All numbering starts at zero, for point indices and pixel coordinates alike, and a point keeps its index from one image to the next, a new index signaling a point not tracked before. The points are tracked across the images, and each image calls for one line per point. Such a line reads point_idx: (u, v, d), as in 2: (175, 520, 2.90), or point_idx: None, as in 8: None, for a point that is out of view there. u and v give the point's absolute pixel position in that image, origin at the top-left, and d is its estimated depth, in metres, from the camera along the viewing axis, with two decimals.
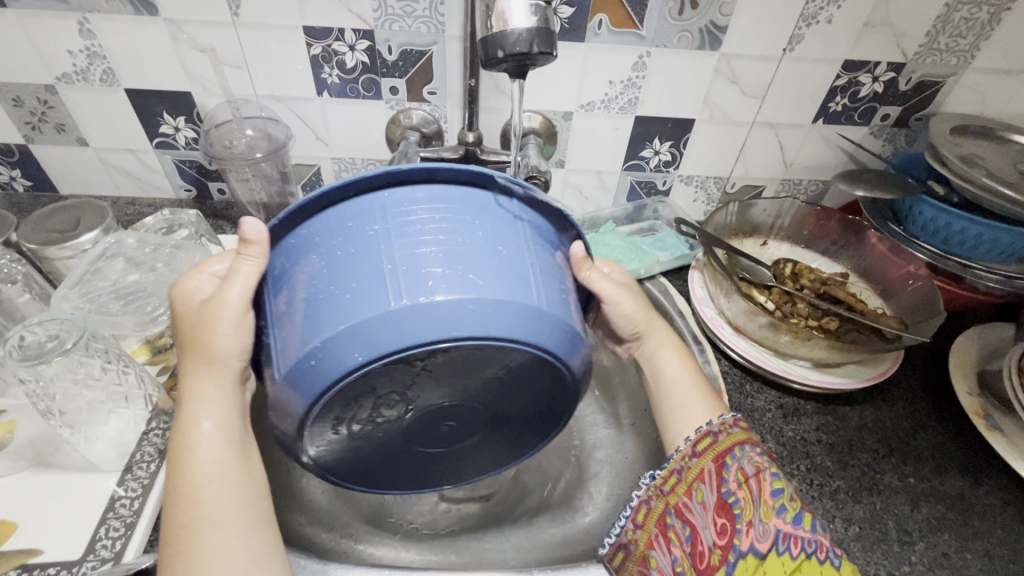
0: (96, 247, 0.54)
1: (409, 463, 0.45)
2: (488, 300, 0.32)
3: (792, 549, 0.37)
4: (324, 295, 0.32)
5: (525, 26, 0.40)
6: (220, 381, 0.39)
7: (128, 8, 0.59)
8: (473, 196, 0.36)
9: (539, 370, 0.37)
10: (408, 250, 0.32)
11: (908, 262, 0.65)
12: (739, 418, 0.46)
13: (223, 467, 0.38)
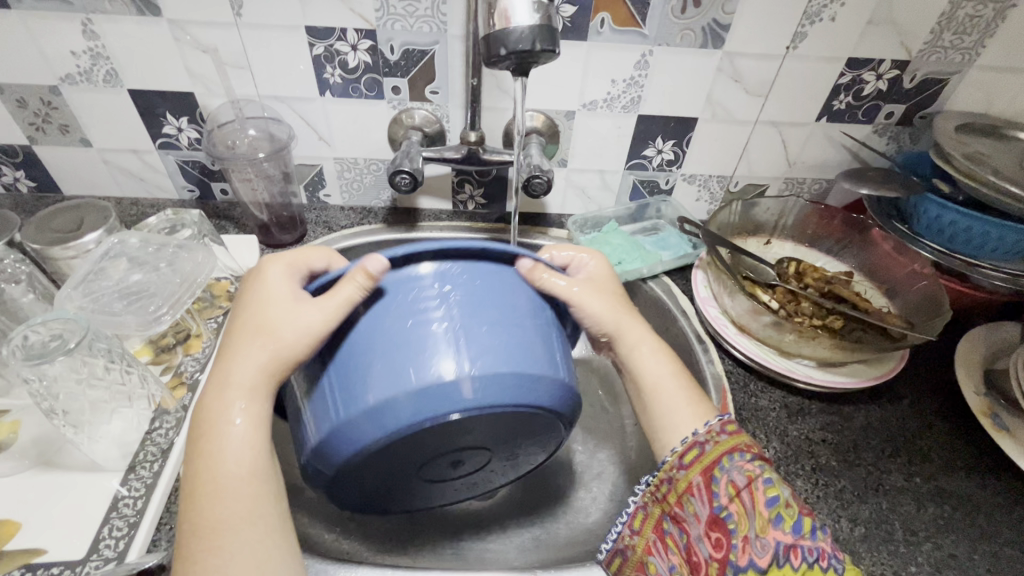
0: (100, 247, 0.52)
1: (415, 496, 0.48)
2: (491, 376, 0.36)
3: (792, 561, 0.38)
4: (346, 376, 0.37)
5: (527, 24, 0.40)
6: (263, 376, 0.40)
7: (131, 9, 0.60)
8: (451, 267, 0.40)
9: (541, 416, 0.41)
10: (419, 330, 0.37)
11: (912, 260, 0.65)
12: (726, 421, 0.45)
13: (255, 463, 0.38)
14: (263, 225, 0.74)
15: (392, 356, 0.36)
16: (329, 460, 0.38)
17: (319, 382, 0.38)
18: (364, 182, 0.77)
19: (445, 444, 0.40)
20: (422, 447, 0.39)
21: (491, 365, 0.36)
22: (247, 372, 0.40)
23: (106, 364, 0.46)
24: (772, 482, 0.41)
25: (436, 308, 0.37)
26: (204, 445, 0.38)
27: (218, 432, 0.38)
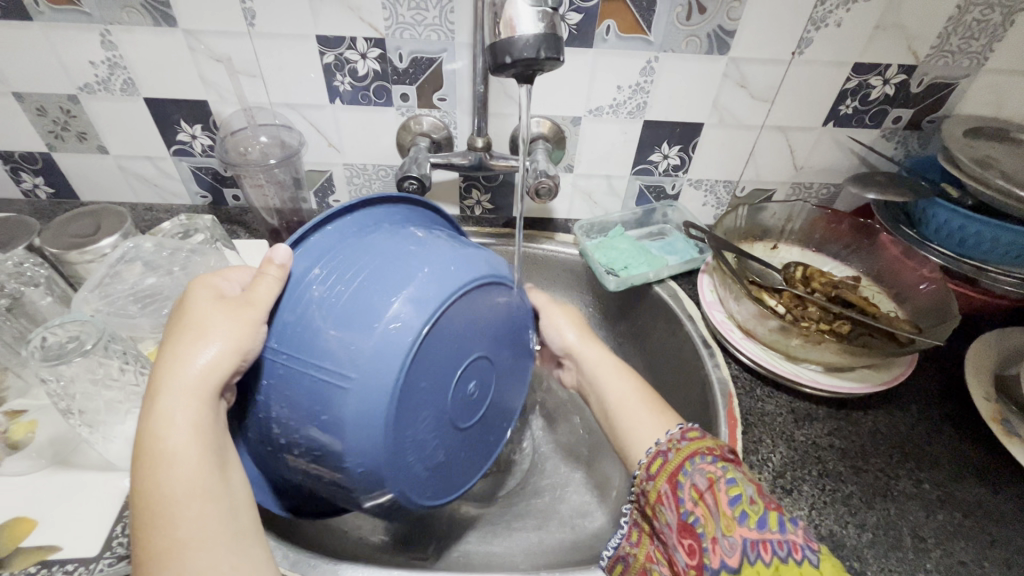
0: (116, 251, 0.53)
1: (457, 470, 0.45)
2: (434, 266, 0.39)
3: (763, 557, 0.36)
4: (311, 350, 0.36)
5: (532, 32, 0.40)
6: (196, 391, 0.35)
7: (148, 20, 0.61)
8: (329, 241, 0.41)
9: (487, 303, 0.43)
10: (349, 281, 0.38)
11: (921, 265, 0.64)
12: (686, 429, 0.46)
13: (205, 481, 0.34)
14: (274, 230, 0.75)
15: (349, 309, 0.36)
16: (358, 431, 0.35)
17: (276, 372, 0.37)
18: (373, 188, 0.78)
19: (449, 370, 0.39)
20: (430, 387, 0.38)
21: (428, 263, 0.39)
22: (180, 378, 0.35)
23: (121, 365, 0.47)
24: (734, 481, 0.40)
25: (351, 261, 0.39)
26: (143, 466, 0.34)
27: (156, 453, 0.34)
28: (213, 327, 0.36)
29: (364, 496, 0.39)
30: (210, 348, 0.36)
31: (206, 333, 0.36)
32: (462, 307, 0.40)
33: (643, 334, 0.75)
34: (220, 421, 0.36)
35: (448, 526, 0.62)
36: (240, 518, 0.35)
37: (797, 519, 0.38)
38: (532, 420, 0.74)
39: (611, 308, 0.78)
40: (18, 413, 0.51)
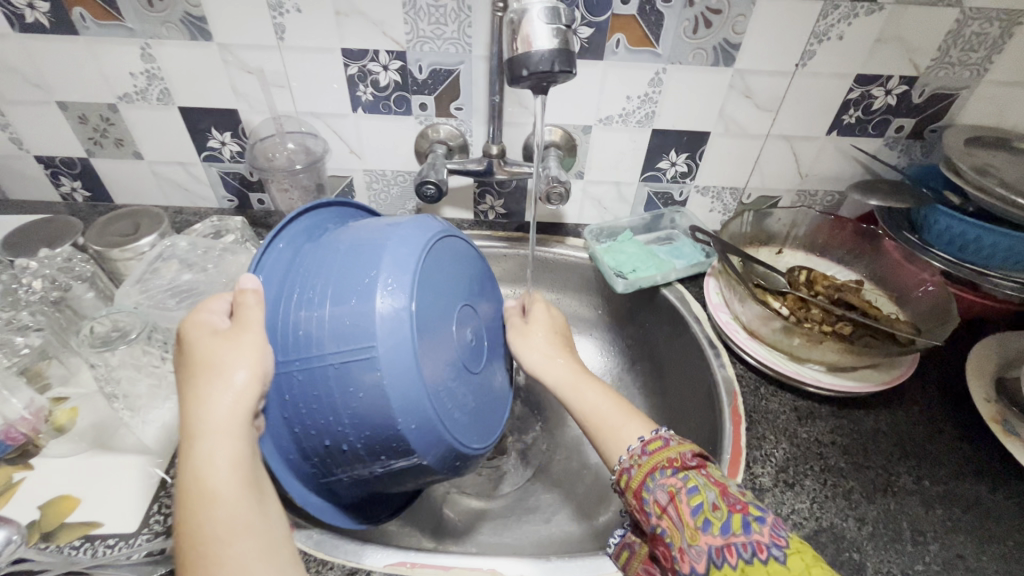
0: (154, 250, 0.58)
1: (487, 429, 0.47)
2: (391, 238, 0.44)
3: (729, 562, 0.39)
4: (322, 343, 0.38)
5: (548, 47, 0.43)
6: (228, 427, 0.36)
7: (185, 34, 0.65)
8: (287, 270, 0.43)
9: (446, 255, 0.48)
10: (325, 279, 0.41)
11: (922, 269, 0.66)
12: (647, 441, 0.48)
13: (246, 515, 0.36)
14: None
15: (340, 295, 0.39)
16: (398, 386, 0.38)
17: (294, 378, 0.39)
18: (391, 193, 0.82)
19: (445, 323, 0.44)
20: (439, 341, 0.42)
21: (385, 238, 0.44)
22: (210, 417, 0.36)
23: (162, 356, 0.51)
24: (695, 489, 0.42)
25: (319, 268, 0.42)
26: (187, 507, 0.35)
27: (197, 493, 0.36)
28: (225, 363, 0.37)
29: (427, 456, 0.41)
30: (230, 383, 0.37)
31: (220, 370, 0.37)
32: (430, 262, 0.45)
33: (651, 336, 0.77)
34: (255, 452, 0.38)
35: (461, 517, 0.65)
36: (280, 548, 0.37)
37: (761, 516, 0.40)
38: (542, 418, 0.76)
39: (620, 310, 0.80)
40: (61, 400, 0.54)
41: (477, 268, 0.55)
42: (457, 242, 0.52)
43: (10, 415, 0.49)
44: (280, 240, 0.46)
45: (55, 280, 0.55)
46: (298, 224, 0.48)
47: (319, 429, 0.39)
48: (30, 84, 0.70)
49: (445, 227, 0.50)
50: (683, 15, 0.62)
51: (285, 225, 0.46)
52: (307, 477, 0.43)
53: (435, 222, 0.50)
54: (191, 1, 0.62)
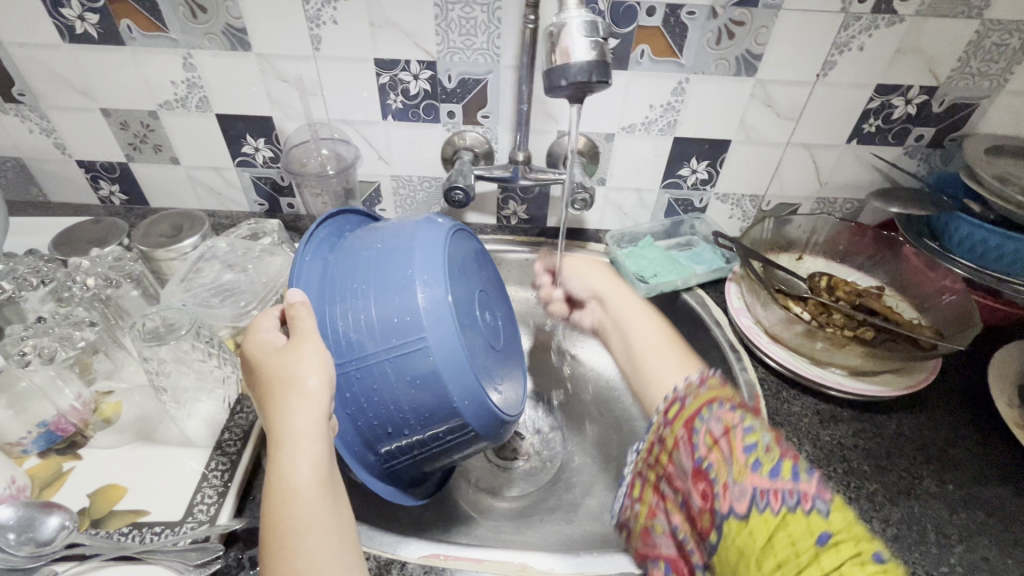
0: (197, 251, 0.60)
1: (519, 408, 0.52)
2: (416, 237, 0.47)
3: (772, 506, 0.38)
4: (375, 342, 0.42)
5: (585, 58, 0.45)
6: (309, 433, 0.39)
7: (226, 44, 0.68)
8: (325, 278, 0.46)
9: (462, 246, 0.52)
10: (365, 282, 0.44)
11: (943, 276, 0.67)
12: (706, 376, 0.48)
13: (321, 514, 0.38)
14: None
15: (383, 297, 0.43)
16: (451, 371, 0.43)
17: (353, 377, 0.43)
18: (417, 198, 0.84)
19: (473, 310, 0.48)
20: (472, 326, 0.47)
21: (412, 238, 0.47)
22: (290, 421, 0.39)
23: (206, 352, 0.53)
24: (751, 429, 0.42)
25: (357, 274, 0.45)
26: (271, 502, 0.38)
27: (281, 491, 0.38)
28: (297, 372, 0.40)
29: (480, 429, 0.46)
30: (302, 389, 0.39)
31: (293, 378, 0.40)
32: (454, 257, 0.48)
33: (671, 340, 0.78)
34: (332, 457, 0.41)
35: (486, 516, 0.66)
36: (347, 547, 0.39)
37: (812, 469, 0.40)
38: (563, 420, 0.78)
39: None
40: (106, 394, 0.57)
41: (487, 266, 0.58)
42: (467, 235, 0.55)
43: (62, 404, 0.52)
44: (307, 249, 0.48)
45: (107, 277, 0.57)
46: (319, 230, 0.50)
47: (381, 419, 0.44)
48: (76, 92, 0.73)
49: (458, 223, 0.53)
50: (706, 27, 0.64)
51: (310, 234, 0.48)
52: (372, 464, 0.47)
53: (447, 219, 0.52)
54: (233, 13, 0.65)
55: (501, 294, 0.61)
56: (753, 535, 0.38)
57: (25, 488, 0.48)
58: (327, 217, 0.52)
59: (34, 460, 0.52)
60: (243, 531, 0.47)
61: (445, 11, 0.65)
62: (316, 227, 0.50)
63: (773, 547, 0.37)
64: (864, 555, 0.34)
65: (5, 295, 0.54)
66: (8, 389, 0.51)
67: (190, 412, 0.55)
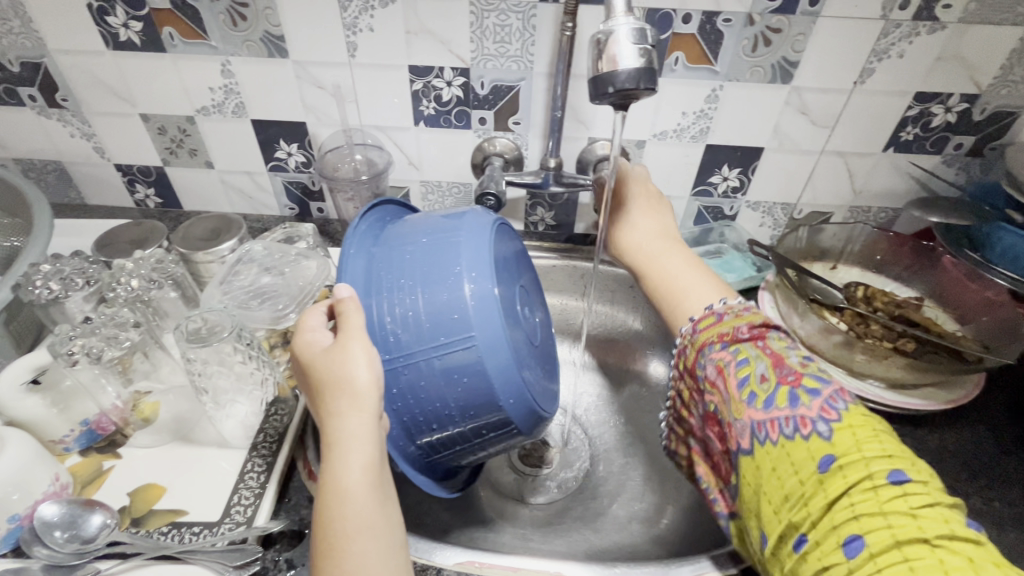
0: (235, 254, 0.62)
1: (555, 404, 0.53)
2: (461, 233, 0.48)
3: (771, 436, 0.43)
4: (423, 339, 0.44)
5: (633, 66, 0.45)
6: (364, 437, 0.41)
7: (264, 51, 0.69)
8: (372, 272, 0.47)
9: (504, 237, 0.53)
10: (412, 279, 0.46)
11: (986, 287, 0.66)
12: (699, 322, 0.55)
13: (370, 519, 0.40)
14: None
15: (431, 293, 0.45)
16: (497, 368, 0.44)
17: (401, 373, 0.45)
18: (445, 204, 0.84)
19: (515, 305, 0.50)
20: (516, 322, 0.48)
21: (457, 234, 0.48)
22: (343, 421, 0.41)
23: (246, 355, 0.54)
24: (745, 363, 0.48)
25: (404, 270, 0.46)
26: (325, 503, 0.40)
27: (335, 491, 0.40)
28: (350, 373, 0.41)
29: (521, 424, 0.48)
30: (355, 389, 0.41)
31: (347, 379, 0.41)
32: (497, 253, 0.50)
33: None
34: (382, 459, 0.42)
35: (513, 524, 0.66)
36: (395, 550, 0.40)
37: (813, 390, 0.44)
38: (589, 428, 0.77)
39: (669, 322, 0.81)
40: (143, 394, 0.56)
41: (526, 267, 0.58)
42: (508, 229, 0.55)
43: (105, 403, 0.53)
44: (353, 244, 0.49)
45: (150, 278, 0.58)
46: (360, 224, 0.52)
47: (427, 415, 0.46)
48: (118, 98, 0.75)
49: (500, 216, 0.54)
50: (743, 34, 0.64)
51: (354, 228, 0.50)
52: (413, 456, 0.49)
53: (489, 212, 0.53)
54: (272, 21, 0.66)
55: (538, 291, 0.61)
56: (759, 467, 0.43)
57: (68, 486, 0.49)
58: (366, 210, 0.54)
59: (75, 457, 0.53)
60: (280, 533, 0.48)
61: (480, 18, 0.65)
62: (359, 220, 0.51)
63: (779, 478, 0.42)
64: (878, 479, 0.38)
65: (53, 295, 0.54)
66: (52, 388, 0.51)
67: (228, 413, 0.55)
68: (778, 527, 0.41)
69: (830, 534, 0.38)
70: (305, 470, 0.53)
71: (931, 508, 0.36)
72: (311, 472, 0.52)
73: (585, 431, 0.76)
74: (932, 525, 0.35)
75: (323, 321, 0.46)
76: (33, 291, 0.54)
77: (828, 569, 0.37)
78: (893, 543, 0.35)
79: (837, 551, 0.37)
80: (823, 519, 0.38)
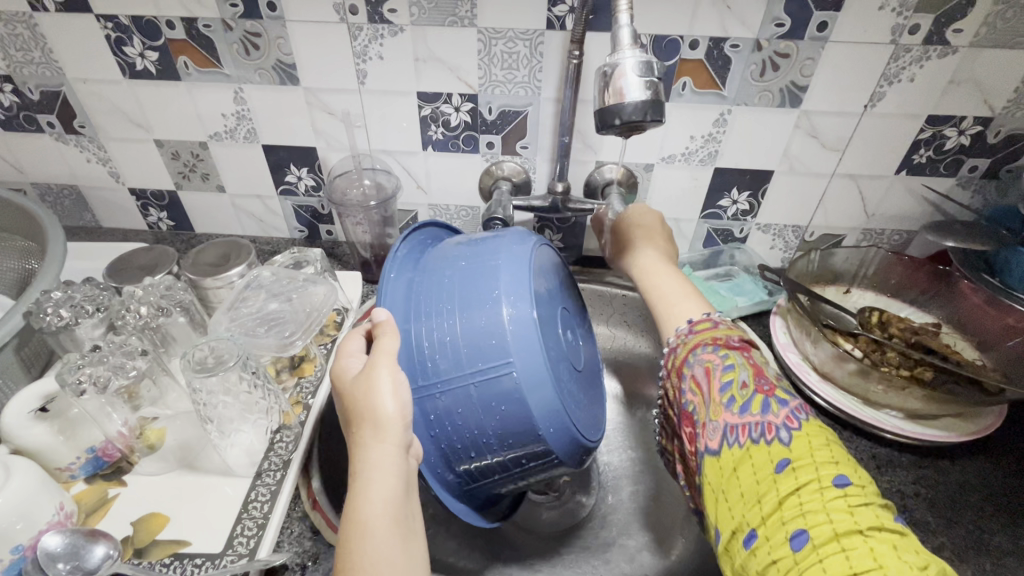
0: (244, 280, 0.62)
1: (598, 431, 0.51)
2: (501, 255, 0.48)
3: (740, 439, 0.44)
4: (461, 365, 0.44)
5: (640, 98, 0.45)
6: (390, 470, 0.41)
7: (276, 79, 0.70)
8: (411, 295, 0.48)
9: (546, 258, 0.53)
10: (450, 302, 0.46)
11: (1006, 314, 0.65)
12: (694, 324, 0.55)
13: (390, 554, 0.39)
14: (364, 262, 0.82)
15: (469, 318, 0.45)
16: (537, 396, 0.44)
17: (438, 398, 0.44)
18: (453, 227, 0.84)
19: (556, 328, 0.49)
20: (555, 346, 0.48)
21: (495, 256, 0.48)
22: (367, 451, 0.42)
23: (252, 383, 0.54)
24: (730, 368, 0.48)
25: (443, 293, 0.47)
26: (347, 534, 0.40)
27: (354, 522, 0.40)
28: (378, 402, 0.42)
29: (562, 453, 0.46)
30: (380, 417, 0.41)
31: (374, 409, 0.42)
32: (536, 276, 0.49)
33: None
34: (407, 490, 0.42)
35: (520, 554, 0.64)
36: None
37: (783, 401, 0.46)
38: (597, 454, 0.76)
39: None
40: (149, 420, 0.56)
41: (569, 290, 0.58)
42: (551, 252, 0.56)
43: (111, 430, 0.53)
44: (394, 268, 0.50)
45: (159, 305, 0.59)
46: (402, 248, 0.53)
47: (465, 443, 0.45)
48: (132, 123, 0.76)
49: (539, 237, 0.53)
50: (751, 59, 0.63)
51: (395, 252, 0.51)
52: (452, 484, 0.49)
53: (528, 233, 0.53)
54: (284, 50, 0.68)
55: (581, 312, 0.60)
56: (723, 467, 0.45)
57: (72, 515, 0.49)
58: (408, 233, 0.55)
59: (81, 485, 0.53)
60: (282, 565, 0.48)
61: (489, 46, 0.66)
62: (400, 244, 0.53)
63: (740, 478, 0.43)
64: (824, 480, 0.40)
65: (63, 322, 0.55)
66: (60, 416, 0.51)
67: (233, 442, 0.55)
68: (732, 523, 0.42)
69: (780, 529, 0.39)
70: (310, 498, 0.52)
71: (866, 507, 0.38)
72: (315, 502, 0.52)
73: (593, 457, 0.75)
74: (865, 519, 0.38)
75: (361, 348, 0.47)
76: (44, 318, 0.54)
77: (776, 561, 0.38)
78: (833, 536, 0.37)
79: (785, 544, 0.38)
80: (774, 514, 0.40)
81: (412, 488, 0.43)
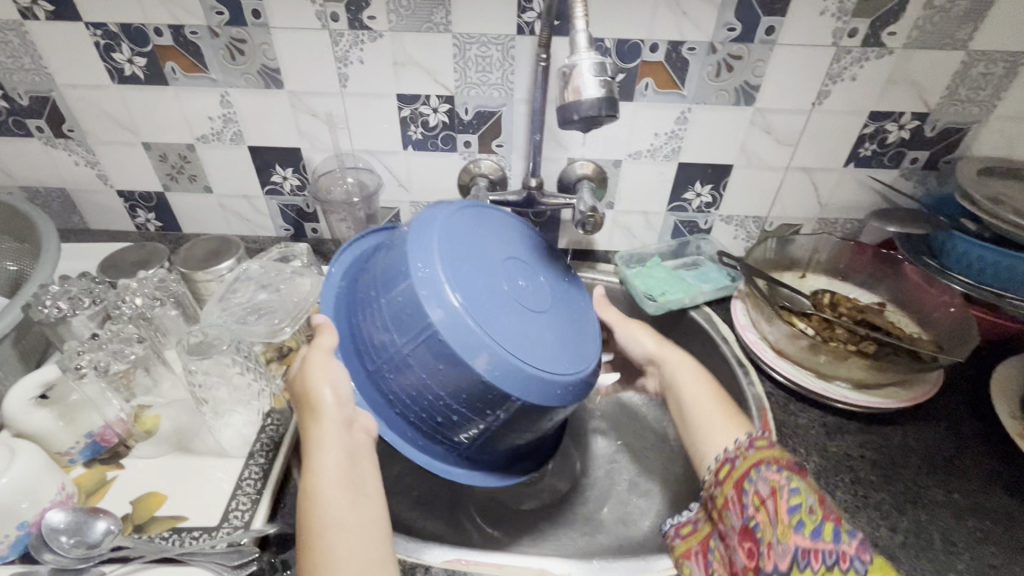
0: (233, 273, 0.65)
1: (570, 362, 0.52)
2: (409, 231, 0.52)
3: (813, 565, 0.41)
4: (393, 339, 0.48)
5: (596, 96, 0.49)
6: (328, 442, 0.45)
7: (261, 83, 0.74)
8: (350, 299, 0.54)
9: (471, 222, 0.56)
10: (374, 292, 0.51)
11: (942, 292, 0.71)
12: (755, 437, 0.51)
13: (342, 517, 0.43)
14: None
15: (389, 298, 0.49)
16: (464, 345, 0.46)
17: (389, 377, 0.50)
18: None
19: (491, 282, 0.51)
20: (488, 295, 0.50)
21: (404, 236, 0.52)
22: (312, 433, 0.47)
23: (244, 366, 0.58)
24: (798, 490, 0.45)
25: (369, 286, 0.52)
26: (303, 506, 0.44)
27: (307, 492, 0.44)
28: (311, 390, 0.47)
29: (519, 392, 0.47)
30: (315, 402, 0.47)
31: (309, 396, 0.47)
32: (451, 239, 0.52)
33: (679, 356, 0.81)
34: (354, 458, 0.46)
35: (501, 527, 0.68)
36: (377, 538, 0.43)
37: (854, 529, 0.43)
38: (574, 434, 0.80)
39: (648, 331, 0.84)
40: (145, 406, 0.58)
41: (523, 244, 0.60)
42: (480, 215, 0.58)
43: (110, 415, 0.55)
44: (340, 283, 0.57)
45: (153, 296, 0.62)
46: (347, 262, 0.60)
47: (431, 409, 0.50)
48: (121, 127, 0.79)
49: (456, 207, 0.56)
50: (706, 61, 0.69)
51: (338, 270, 0.58)
52: (444, 450, 0.54)
53: (447, 207, 0.56)
54: (268, 55, 0.71)
55: (550, 261, 0.61)
56: None
57: (73, 495, 0.51)
58: (353, 244, 0.62)
59: (80, 468, 0.55)
60: (275, 536, 0.51)
61: (463, 50, 0.70)
62: (343, 259, 0.59)
63: None
64: None
65: (61, 313, 0.57)
66: (60, 402, 0.54)
67: (226, 423, 0.58)
68: None
69: None
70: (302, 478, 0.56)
71: None
72: None
73: (571, 437, 0.79)
74: None
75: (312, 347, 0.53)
76: (42, 310, 0.57)
77: None
78: None
79: None
80: None
81: (361, 456, 0.46)
